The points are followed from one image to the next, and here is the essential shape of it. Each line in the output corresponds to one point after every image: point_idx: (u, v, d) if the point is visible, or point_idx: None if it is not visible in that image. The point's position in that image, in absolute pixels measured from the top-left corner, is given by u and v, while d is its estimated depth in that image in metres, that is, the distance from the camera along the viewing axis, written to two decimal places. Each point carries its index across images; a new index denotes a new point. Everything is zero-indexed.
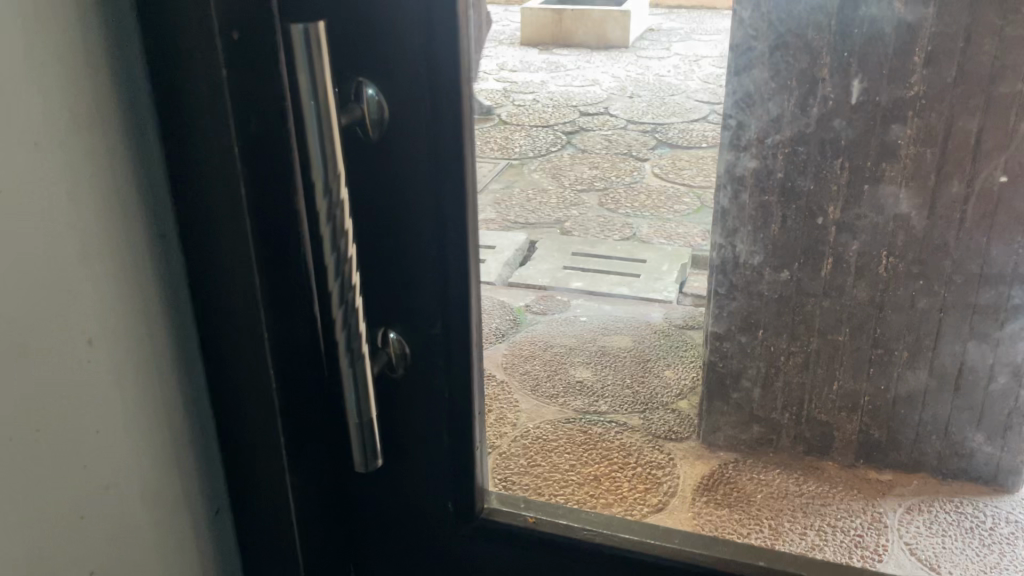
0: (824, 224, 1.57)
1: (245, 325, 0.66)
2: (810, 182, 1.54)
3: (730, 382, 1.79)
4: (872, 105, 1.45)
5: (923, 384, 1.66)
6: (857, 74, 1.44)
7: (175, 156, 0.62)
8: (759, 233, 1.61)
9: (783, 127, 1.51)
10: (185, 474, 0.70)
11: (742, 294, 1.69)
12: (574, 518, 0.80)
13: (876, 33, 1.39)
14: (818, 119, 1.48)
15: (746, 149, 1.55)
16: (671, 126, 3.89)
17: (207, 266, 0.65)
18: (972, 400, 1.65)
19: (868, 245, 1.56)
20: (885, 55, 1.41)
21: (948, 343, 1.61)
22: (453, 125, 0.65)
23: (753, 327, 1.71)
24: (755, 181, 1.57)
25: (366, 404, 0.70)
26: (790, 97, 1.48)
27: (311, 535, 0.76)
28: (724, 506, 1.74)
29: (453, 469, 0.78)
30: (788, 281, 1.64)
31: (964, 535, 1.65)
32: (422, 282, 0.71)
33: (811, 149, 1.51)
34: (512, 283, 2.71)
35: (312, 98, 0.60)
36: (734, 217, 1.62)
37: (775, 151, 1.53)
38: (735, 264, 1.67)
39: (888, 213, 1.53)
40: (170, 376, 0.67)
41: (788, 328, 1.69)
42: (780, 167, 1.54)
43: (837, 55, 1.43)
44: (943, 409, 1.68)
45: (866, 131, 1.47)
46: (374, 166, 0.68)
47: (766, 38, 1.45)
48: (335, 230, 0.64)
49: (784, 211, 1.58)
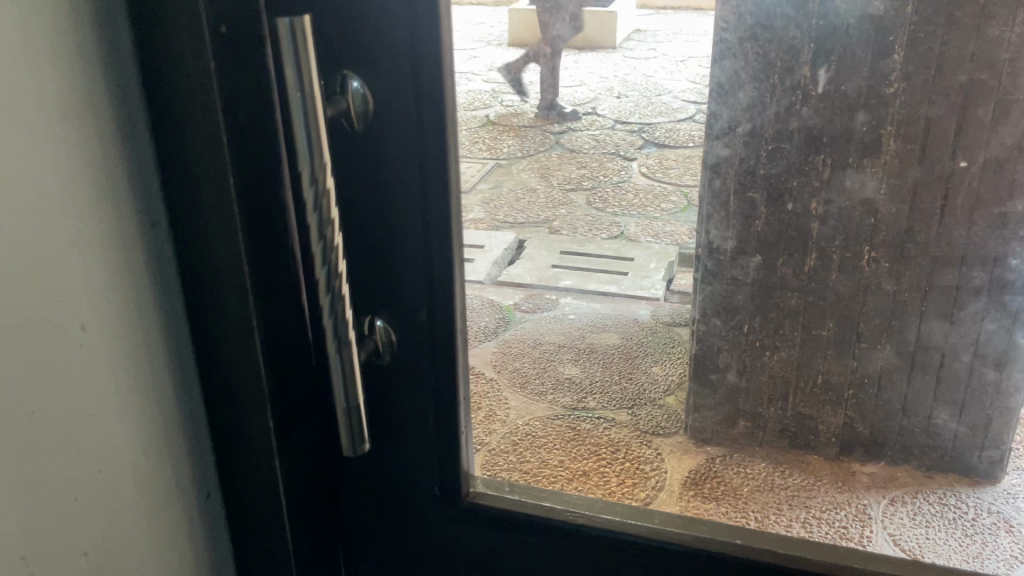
0: (797, 210, 1.57)
1: (234, 312, 0.68)
2: (784, 172, 1.54)
3: (711, 364, 1.79)
4: (839, 94, 1.45)
5: (891, 362, 1.67)
6: (824, 63, 1.43)
7: (165, 147, 0.64)
8: (734, 220, 1.62)
9: (755, 116, 1.51)
10: (176, 458, 0.72)
11: (720, 280, 1.69)
12: (558, 501, 0.82)
13: (844, 24, 1.39)
14: (789, 108, 1.48)
15: (721, 136, 1.54)
16: (658, 125, 3.91)
17: (196, 254, 0.67)
18: (953, 392, 1.68)
19: (843, 235, 1.57)
20: (855, 47, 1.41)
21: (930, 331, 1.62)
22: (436, 116, 0.67)
23: (730, 310, 1.72)
24: (731, 169, 1.57)
25: (353, 390, 0.72)
26: (759, 86, 1.48)
27: (301, 518, 0.78)
28: (712, 499, 1.76)
29: (439, 455, 0.80)
30: (762, 265, 1.65)
31: (948, 526, 1.67)
32: (407, 269, 0.73)
33: (783, 137, 1.51)
34: (500, 281, 2.73)
35: (299, 92, 0.62)
36: (709, 204, 1.62)
37: (748, 139, 1.53)
38: (712, 250, 1.67)
39: (855, 198, 1.53)
40: (161, 361, 0.68)
41: (764, 312, 1.69)
42: (756, 157, 1.54)
43: (804, 43, 1.42)
44: (925, 400, 1.70)
45: (834, 120, 1.47)
46: (359, 156, 0.70)
47: (734, 28, 1.45)
48: (321, 220, 0.66)
49: (760, 200, 1.58)
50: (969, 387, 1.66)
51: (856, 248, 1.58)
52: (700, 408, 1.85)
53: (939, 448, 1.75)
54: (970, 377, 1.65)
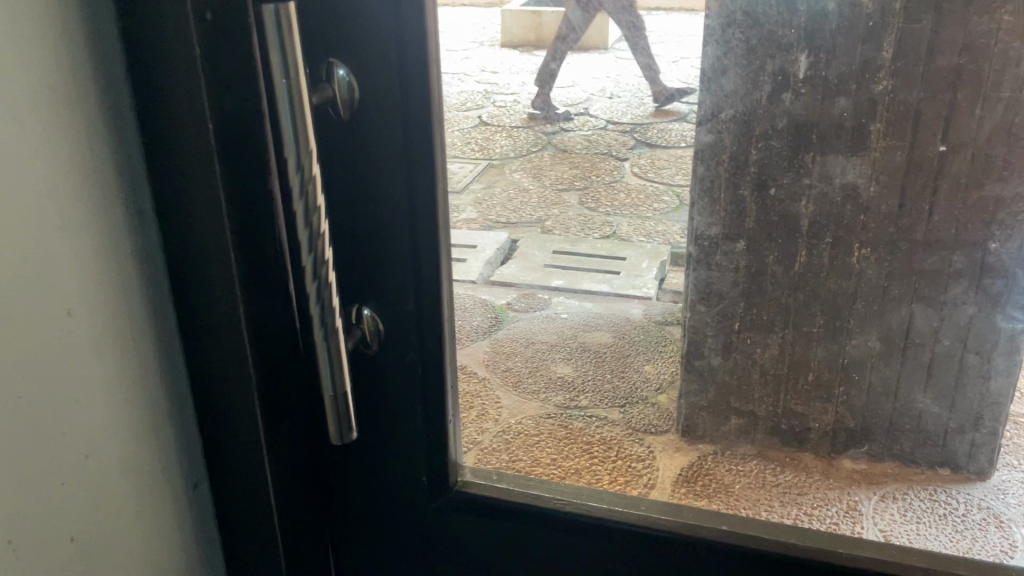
0: (777, 195, 1.49)
1: (221, 299, 0.68)
2: (763, 158, 1.46)
3: (695, 350, 1.72)
4: (820, 80, 1.36)
5: (873, 347, 1.60)
6: (803, 50, 1.35)
7: (151, 135, 0.64)
8: (716, 206, 1.54)
9: (735, 103, 1.43)
10: (162, 446, 0.72)
11: (703, 267, 1.61)
12: (545, 489, 0.82)
13: (823, 11, 1.31)
14: (771, 93, 1.40)
15: (703, 122, 1.47)
16: (650, 126, 3.93)
17: (183, 239, 0.67)
18: (944, 390, 1.62)
19: (819, 217, 1.49)
20: (832, 33, 1.32)
21: (921, 318, 1.54)
22: (422, 102, 0.67)
23: (715, 296, 1.64)
24: (712, 156, 1.49)
25: (340, 378, 0.72)
26: (741, 73, 1.40)
27: (288, 507, 0.78)
28: (702, 497, 1.71)
29: (427, 442, 0.80)
30: (745, 251, 1.57)
31: (938, 522, 1.62)
32: (395, 257, 0.74)
33: (763, 122, 1.43)
34: (493, 281, 2.73)
35: (284, 76, 0.61)
36: (693, 190, 1.54)
37: (729, 125, 1.45)
38: (695, 236, 1.59)
39: (836, 182, 1.44)
40: (148, 348, 0.69)
41: (753, 303, 1.62)
42: (743, 145, 1.46)
43: (785, 31, 1.34)
44: (918, 397, 1.64)
45: (815, 105, 1.39)
46: (345, 145, 0.70)
47: (714, 14, 1.38)
48: (307, 207, 0.66)
49: (744, 188, 1.50)
50: (962, 383, 1.60)
51: (845, 248, 1.50)
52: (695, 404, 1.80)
53: (931, 443, 1.69)
54: (962, 373, 1.59)
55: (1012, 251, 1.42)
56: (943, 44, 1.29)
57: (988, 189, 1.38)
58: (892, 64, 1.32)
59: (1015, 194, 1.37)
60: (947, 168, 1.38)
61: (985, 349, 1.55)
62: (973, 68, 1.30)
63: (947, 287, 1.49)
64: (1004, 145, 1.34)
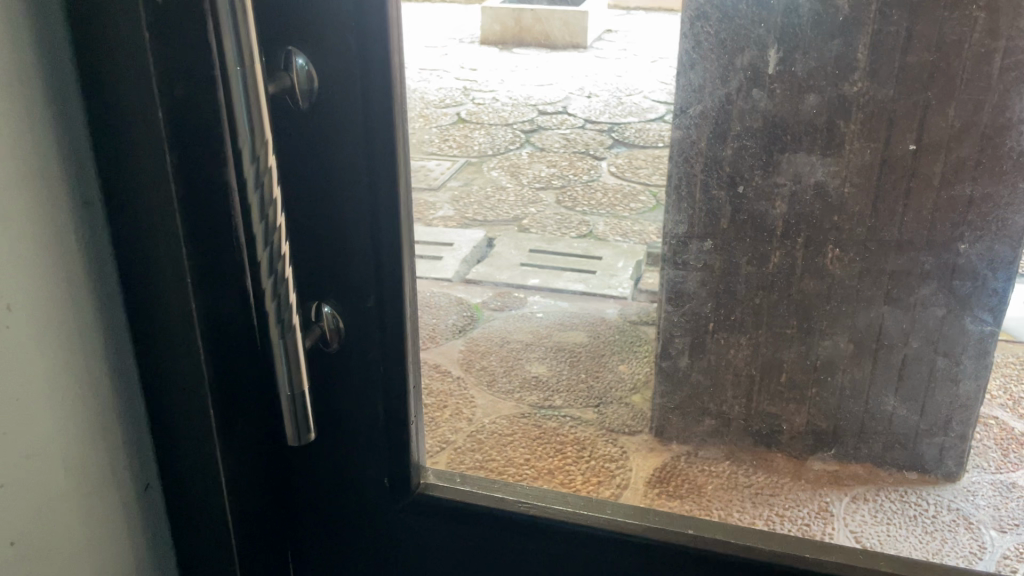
0: (745, 193, 1.48)
1: (172, 293, 0.66)
2: (732, 155, 1.45)
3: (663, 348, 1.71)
4: (791, 75, 1.36)
5: (845, 350, 1.59)
6: (775, 44, 1.34)
7: (99, 121, 0.61)
8: (684, 204, 1.52)
9: (705, 97, 1.42)
10: (111, 446, 0.69)
11: (671, 266, 1.60)
12: (510, 491, 0.81)
13: (795, 4, 1.30)
14: (740, 89, 1.39)
15: (675, 117, 1.46)
16: (627, 125, 3.92)
17: (134, 231, 0.64)
18: (914, 394, 1.62)
19: (790, 217, 1.48)
20: (804, 28, 1.31)
21: (892, 320, 1.54)
22: (382, 94, 0.65)
23: (684, 296, 1.63)
24: (679, 152, 1.48)
25: (297, 376, 0.69)
26: (715, 68, 1.39)
27: (243, 508, 0.75)
28: (676, 497, 1.71)
29: (388, 442, 0.78)
30: (713, 250, 1.55)
31: (908, 523, 1.64)
32: (352, 251, 0.71)
33: (732, 118, 1.42)
34: (469, 279, 2.71)
35: (238, 65, 0.59)
36: (669, 189, 1.53)
37: (699, 120, 1.44)
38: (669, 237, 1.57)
39: (807, 181, 1.43)
40: (94, 345, 0.66)
41: (720, 303, 1.61)
42: (714, 141, 1.45)
43: (758, 26, 1.34)
44: (888, 402, 1.65)
45: (785, 101, 1.38)
46: (303, 137, 0.68)
47: (685, 7, 1.38)
48: (263, 200, 0.63)
49: (712, 185, 1.49)
50: (933, 388, 1.60)
51: (818, 250, 1.50)
52: (665, 392, 1.79)
53: (902, 447, 1.70)
54: (932, 378, 1.59)
55: (980, 252, 1.42)
56: (917, 41, 1.29)
57: (958, 188, 1.38)
58: (868, 65, 1.32)
59: (987, 195, 1.37)
60: (919, 168, 1.38)
61: (955, 352, 1.55)
62: (944, 66, 1.30)
63: (916, 287, 1.49)
64: (975, 144, 1.34)
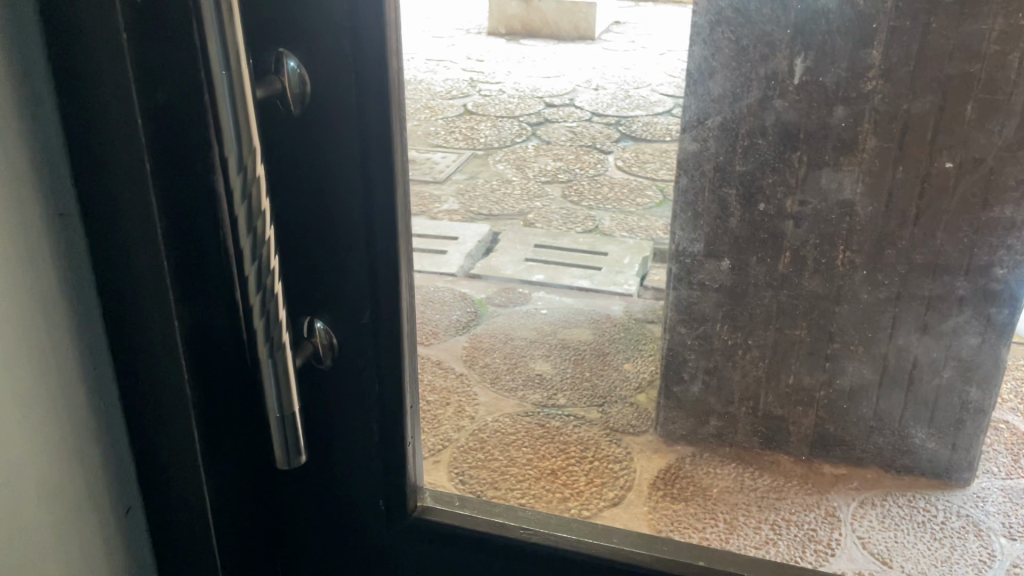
0: (768, 211, 1.49)
1: (154, 309, 0.63)
2: (755, 168, 1.46)
3: (675, 373, 1.73)
4: (818, 86, 1.36)
5: (869, 378, 1.61)
6: (801, 51, 1.34)
7: (75, 128, 0.57)
8: (700, 221, 1.54)
9: (724, 108, 1.43)
10: (89, 469, 0.65)
11: (683, 285, 1.62)
12: (512, 517, 0.77)
13: (823, 8, 1.30)
14: (762, 99, 1.40)
15: (689, 129, 1.46)
16: (635, 119, 3.86)
17: (114, 244, 0.61)
18: (936, 422, 1.64)
19: (812, 236, 1.50)
20: (834, 34, 1.31)
21: (921, 349, 1.56)
22: (379, 98, 0.61)
23: (697, 318, 1.65)
24: (694, 165, 1.49)
25: (288, 397, 0.65)
26: (733, 77, 1.40)
27: (231, 530, 0.72)
28: (680, 500, 1.68)
29: (383, 464, 0.75)
30: (731, 270, 1.57)
31: (916, 529, 1.61)
32: (346, 264, 0.67)
33: (755, 129, 1.42)
34: (473, 274, 2.68)
35: (223, 68, 0.55)
36: (678, 203, 1.54)
37: (719, 132, 1.45)
38: (678, 254, 1.60)
39: (832, 200, 1.45)
40: (69, 364, 0.62)
41: (733, 318, 1.62)
42: (728, 154, 1.46)
43: (784, 31, 1.34)
44: (898, 421, 1.66)
45: (813, 112, 1.38)
46: (294, 144, 0.64)
47: (704, 11, 1.38)
48: (250, 212, 0.59)
49: (733, 203, 1.50)
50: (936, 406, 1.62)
51: (829, 248, 1.50)
52: (673, 391, 1.76)
53: (917, 468, 1.71)
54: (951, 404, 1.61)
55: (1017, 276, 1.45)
56: (931, 47, 1.30)
57: (999, 209, 1.40)
58: (880, 63, 1.32)
59: None
60: (931, 175, 1.40)
61: (979, 380, 1.57)
62: (981, 76, 1.31)
63: (948, 313, 1.52)
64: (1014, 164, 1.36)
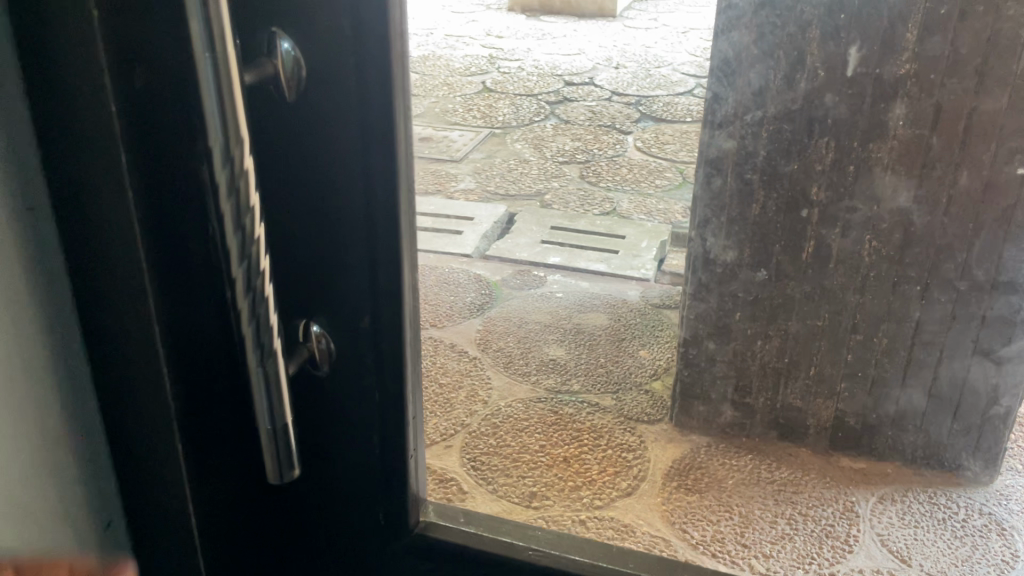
0: (809, 215, 1.45)
1: (131, 310, 0.57)
2: (792, 162, 1.41)
3: (705, 381, 1.68)
4: (871, 77, 1.32)
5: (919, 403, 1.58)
6: (856, 39, 1.30)
7: (44, 114, 0.51)
8: (734, 222, 1.49)
9: (767, 101, 1.38)
10: (66, 484, 0.59)
11: (713, 294, 1.58)
12: (520, 536, 0.73)
13: None
14: (808, 95, 1.35)
15: (720, 128, 1.42)
16: (655, 98, 3.78)
17: (89, 240, 0.55)
18: (969, 423, 1.58)
19: (850, 237, 1.45)
20: (884, 10, 1.27)
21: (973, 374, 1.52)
22: (380, 87, 0.57)
23: (725, 332, 1.61)
24: (733, 164, 1.44)
25: (279, 410, 0.59)
26: (771, 66, 1.35)
27: (220, 543, 0.67)
28: (695, 492, 1.63)
29: (381, 466, 0.72)
30: (767, 279, 1.53)
31: (937, 527, 1.54)
32: (345, 261, 0.63)
33: (797, 130, 1.38)
34: (488, 255, 2.62)
35: (208, 51, 0.49)
36: (706, 206, 1.50)
37: (758, 129, 1.40)
38: (706, 260, 1.55)
39: (886, 207, 1.41)
40: (41, 370, 0.56)
41: (765, 311, 1.56)
42: (765, 152, 1.42)
43: (838, 14, 1.28)
44: (931, 420, 1.59)
45: (863, 108, 1.34)
46: (287, 124, 0.57)
47: None
48: (238, 208, 0.53)
49: (764, 197, 1.45)
50: (962, 402, 1.55)
51: (857, 240, 1.45)
52: (688, 381, 1.70)
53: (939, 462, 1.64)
54: (987, 410, 1.55)
55: None
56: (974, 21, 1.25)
57: None
58: (916, 48, 1.28)
59: None
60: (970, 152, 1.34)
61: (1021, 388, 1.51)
62: None
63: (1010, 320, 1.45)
64: None
